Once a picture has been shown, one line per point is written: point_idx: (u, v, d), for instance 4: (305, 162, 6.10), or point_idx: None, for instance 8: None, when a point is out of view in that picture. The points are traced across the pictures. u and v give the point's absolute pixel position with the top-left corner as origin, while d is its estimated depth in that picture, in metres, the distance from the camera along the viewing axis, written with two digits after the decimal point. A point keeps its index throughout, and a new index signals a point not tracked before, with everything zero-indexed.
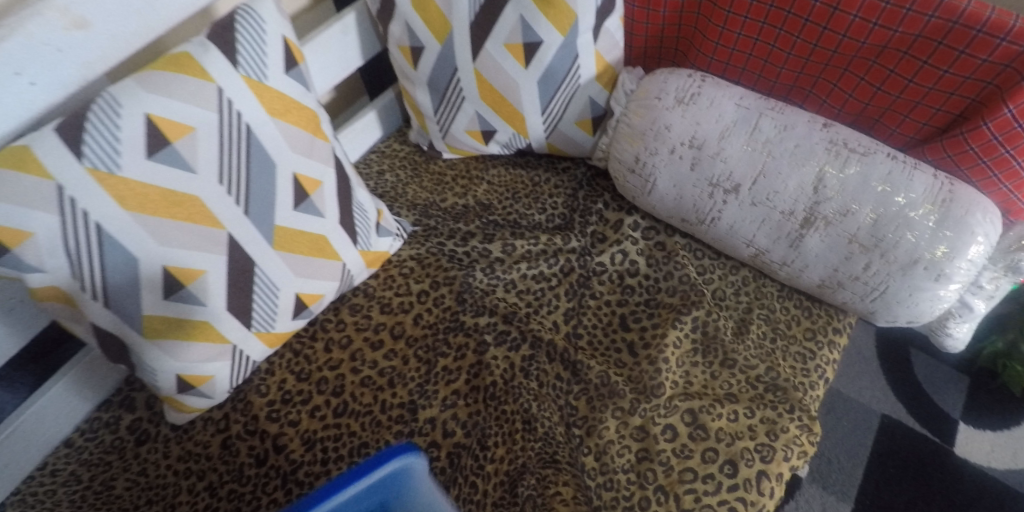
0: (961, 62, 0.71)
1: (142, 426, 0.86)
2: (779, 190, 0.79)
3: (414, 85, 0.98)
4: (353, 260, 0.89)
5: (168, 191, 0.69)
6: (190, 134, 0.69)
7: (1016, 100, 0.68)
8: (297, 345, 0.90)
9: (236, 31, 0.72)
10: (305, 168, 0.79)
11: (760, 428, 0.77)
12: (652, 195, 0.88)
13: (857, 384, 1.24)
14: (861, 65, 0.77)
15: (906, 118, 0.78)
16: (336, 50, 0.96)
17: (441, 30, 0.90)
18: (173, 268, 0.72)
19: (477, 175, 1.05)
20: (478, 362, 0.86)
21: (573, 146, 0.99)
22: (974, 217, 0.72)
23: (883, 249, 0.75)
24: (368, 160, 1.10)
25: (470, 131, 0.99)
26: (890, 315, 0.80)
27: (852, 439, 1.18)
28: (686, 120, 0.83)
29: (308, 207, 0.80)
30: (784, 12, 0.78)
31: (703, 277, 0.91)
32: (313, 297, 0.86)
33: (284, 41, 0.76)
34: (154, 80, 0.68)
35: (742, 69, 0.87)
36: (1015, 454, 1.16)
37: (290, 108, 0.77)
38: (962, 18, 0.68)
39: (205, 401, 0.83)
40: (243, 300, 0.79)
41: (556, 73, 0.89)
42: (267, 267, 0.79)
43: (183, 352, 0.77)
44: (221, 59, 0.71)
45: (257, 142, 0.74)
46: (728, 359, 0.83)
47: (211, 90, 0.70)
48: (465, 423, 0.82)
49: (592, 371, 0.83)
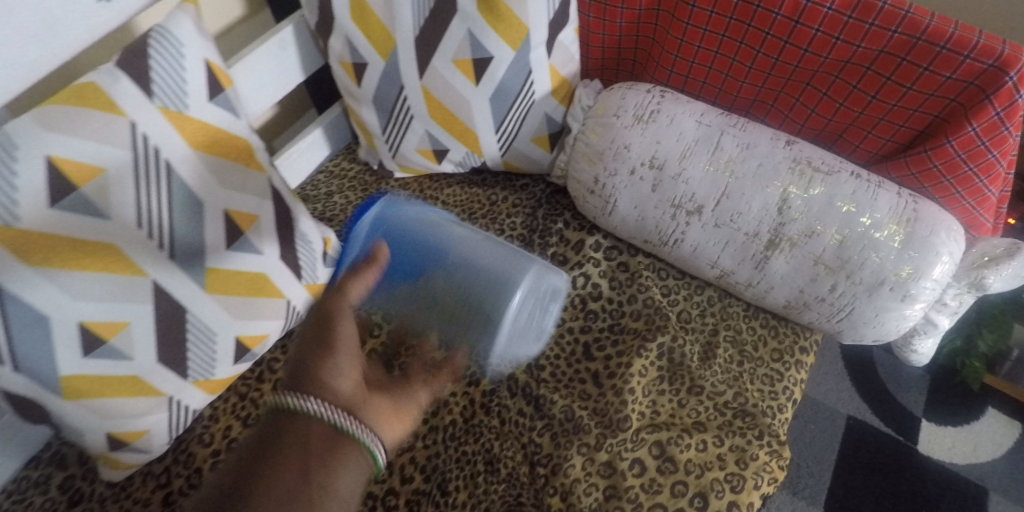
0: (925, 79, 0.69)
1: (74, 485, 0.79)
2: (743, 212, 0.76)
3: (358, 103, 0.93)
4: (298, 296, 0.82)
5: (78, 241, 0.63)
6: (100, 177, 0.63)
7: (980, 118, 0.67)
8: (242, 388, 0.85)
9: (149, 58, 0.66)
10: (238, 202, 0.74)
11: (729, 456, 0.75)
12: (613, 216, 0.86)
13: (823, 386, 1.21)
14: (823, 81, 0.75)
15: (870, 134, 0.77)
16: (269, 67, 0.89)
17: (385, 45, 0.84)
18: (91, 324, 0.66)
19: (431, 195, 0.99)
20: (436, 400, 0.81)
21: (530, 163, 0.95)
22: (939, 236, 0.70)
23: (849, 270, 0.72)
24: (315, 182, 1.04)
25: (421, 151, 0.94)
26: (857, 334, 0.77)
27: (819, 442, 1.15)
28: (646, 139, 0.80)
29: (243, 244, 0.74)
30: (744, 24, 0.75)
31: (668, 298, 0.88)
32: (256, 339, 0.80)
33: (206, 64, 0.70)
34: (57, 117, 0.62)
35: (702, 82, 0.84)
36: (975, 449, 1.14)
37: (217, 139, 0.71)
38: (926, 34, 0.66)
39: (142, 456, 0.76)
40: (176, 350, 0.73)
41: (509, 90, 0.85)
42: (200, 312, 0.73)
43: (111, 409, 0.71)
44: (132, 91, 0.65)
45: (179, 179, 0.68)
46: (695, 386, 0.80)
47: (121, 126, 0.64)
48: (424, 466, 0.77)
49: (555, 405, 0.79)
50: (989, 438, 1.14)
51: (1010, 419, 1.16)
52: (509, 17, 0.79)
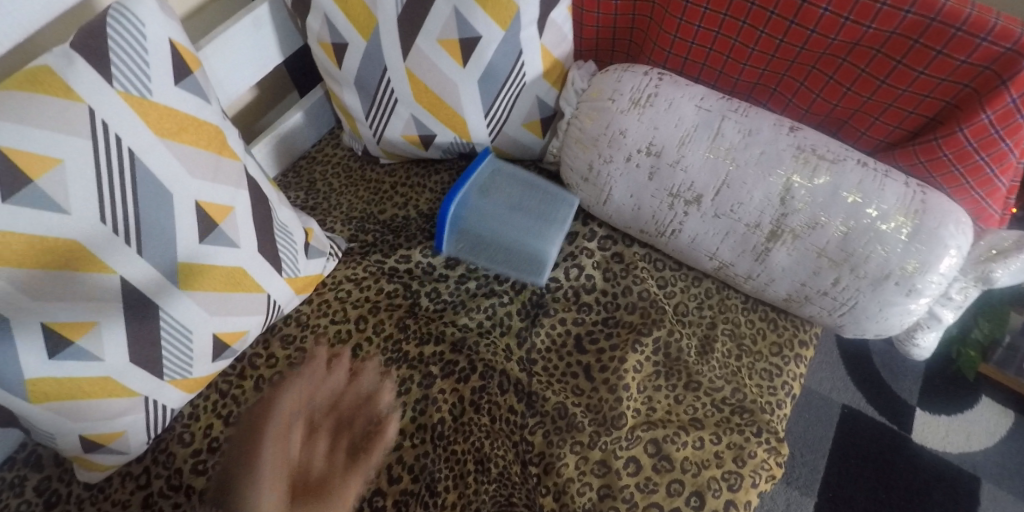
0: (938, 63, 0.66)
1: (51, 486, 0.73)
2: (744, 202, 0.73)
3: (340, 85, 0.88)
4: (278, 290, 0.78)
5: (34, 237, 0.59)
6: (56, 168, 0.60)
7: (995, 105, 0.64)
8: (224, 385, 0.79)
9: (107, 38, 0.62)
10: (208, 193, 0.69)
11: (727, 454, 0.72)
12: (608, 205, 0.82)
13: (818, 375, 1.15)
14: (830, 63, 0.72)
15: (877, 121, 0.74)
16: (244, 47, 0.84)
17: (366, 24, 0.80)
18: (53, 324, 0.62)
19: (418, 182, 0.96)
20: (423, 397, 0.78)
21: (521, 149, 0.91)
22: (948, 229, 0.67)
23: (853, 263, 0.69)
24: (298, 168, 1.00)
25: (407, 137, 0.89)
26: (859, 328, 0.74)
27: (815, 431, 1.09)
28: (643, 124, 0.76)
29: (217, 238, 0.70)
30: (748, 3, 0.72)
31: (664, 290, 0.85)
32: (234, 335, 0.75)
33: (171, 45, 0.66)
34: (7, 105, 0.58)
35: (702, 65, 0.81)
36: (968, 438, 1.07)
37: (185, 126, 0.67)
38: (941, 15, 0.63)
39: (119, 457, 0.72)
40: (150, 349, 0.69)
41: (498, 72, 0.81)
42: (173, 309, 0.69)
43: (81, 412, 0.67)
44: (90, 76, 0.61)
45: (144, 168, 0.64)
46: (693, 381, 0.77)
47: (80, 112, 0.61)
48: (412, 466, 0.74)
49: (547, 402, 0.77)
50: (983, 428, 1.08)
51: (1005, 408, 1.10)
52: None
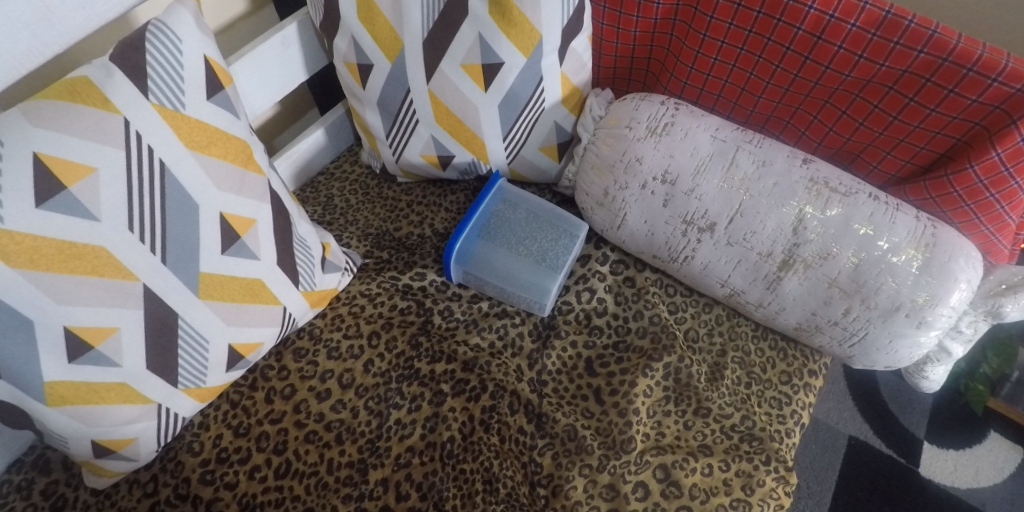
0: (950, 101, 0.68)
1: (58, 491, 0.73)
2: (757, 230, 0.74)
3: (363, 105, 0.90)
4: (294, 303, 0.79)
5: (65, 242, 0.61)
6: (90, 176, 0.61)
7: (1004, 144, 0.66)
8: (235, 395, 0.80)
9: (146, 53, 0.64)
10: (233, 206, 0.71)
11: (735, 482, 0.72)
12: (621, 230, 0.84)
13: (825, 404, 1.15)
14: (843, 98, 0.74)
15: (888, 155, 0.76)
16: (271, 64, 0.86)
17: (391, 46, 0.82)
18: (75, 328, 0.63)
19: (433, 201, 0.98)
20: (433, 414, 0.78)
21: (537, 172, 0.93)
22: (958, 262, 0.68)
23: (865, 294, 0.70)
24: (315, 184, 1.02)
25: (425, 156, 0.91)
26: (869, 360, 0.75)
27: (821, 461, 1.09)
28: (659, 152, 0.78)
29: (239, 250, 0.72)
30: (764, 38, 0.75)
31: (675, 316, 0.86)
32: (249, 346, 0.76)
33: (205, 60, 0.68)
34: (45, 114, 0.60)
35: (717, 96, 0.84)
36: (977, 472, 1.07)
37: (215, 140, 0.69)
38: (952, 55, 0.65)
39: (128, 464, 0.72)
40: (166, 357, 0.69)
41: (518, 97, 0.83)
42: (193, 319, 0.70)
43: (97, 417, 0.67)
44: (128, 88, 0.63)
45: (173, 180, 0.66)
46: (702, 408, 0.78)
47: (115, 122, 0.63)
48: (420, 484, 0.74)
49: (558, 424, 0.77)
50: (992, 463, 1.08)
51: (1013, 444, 1.09)
52: (521, 23, 0.77)
